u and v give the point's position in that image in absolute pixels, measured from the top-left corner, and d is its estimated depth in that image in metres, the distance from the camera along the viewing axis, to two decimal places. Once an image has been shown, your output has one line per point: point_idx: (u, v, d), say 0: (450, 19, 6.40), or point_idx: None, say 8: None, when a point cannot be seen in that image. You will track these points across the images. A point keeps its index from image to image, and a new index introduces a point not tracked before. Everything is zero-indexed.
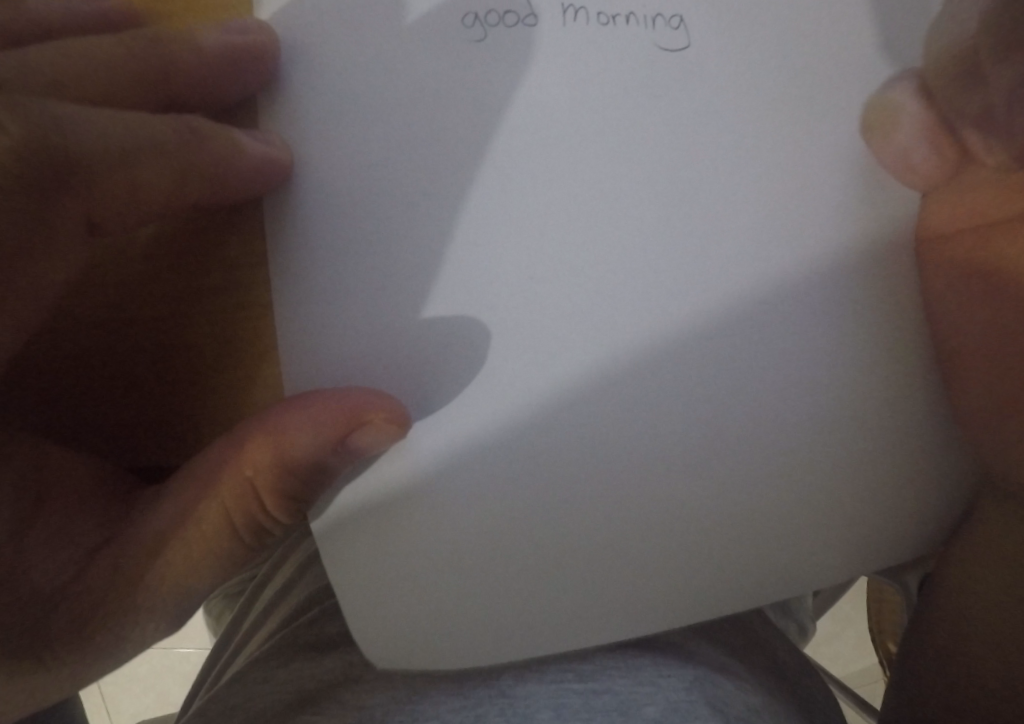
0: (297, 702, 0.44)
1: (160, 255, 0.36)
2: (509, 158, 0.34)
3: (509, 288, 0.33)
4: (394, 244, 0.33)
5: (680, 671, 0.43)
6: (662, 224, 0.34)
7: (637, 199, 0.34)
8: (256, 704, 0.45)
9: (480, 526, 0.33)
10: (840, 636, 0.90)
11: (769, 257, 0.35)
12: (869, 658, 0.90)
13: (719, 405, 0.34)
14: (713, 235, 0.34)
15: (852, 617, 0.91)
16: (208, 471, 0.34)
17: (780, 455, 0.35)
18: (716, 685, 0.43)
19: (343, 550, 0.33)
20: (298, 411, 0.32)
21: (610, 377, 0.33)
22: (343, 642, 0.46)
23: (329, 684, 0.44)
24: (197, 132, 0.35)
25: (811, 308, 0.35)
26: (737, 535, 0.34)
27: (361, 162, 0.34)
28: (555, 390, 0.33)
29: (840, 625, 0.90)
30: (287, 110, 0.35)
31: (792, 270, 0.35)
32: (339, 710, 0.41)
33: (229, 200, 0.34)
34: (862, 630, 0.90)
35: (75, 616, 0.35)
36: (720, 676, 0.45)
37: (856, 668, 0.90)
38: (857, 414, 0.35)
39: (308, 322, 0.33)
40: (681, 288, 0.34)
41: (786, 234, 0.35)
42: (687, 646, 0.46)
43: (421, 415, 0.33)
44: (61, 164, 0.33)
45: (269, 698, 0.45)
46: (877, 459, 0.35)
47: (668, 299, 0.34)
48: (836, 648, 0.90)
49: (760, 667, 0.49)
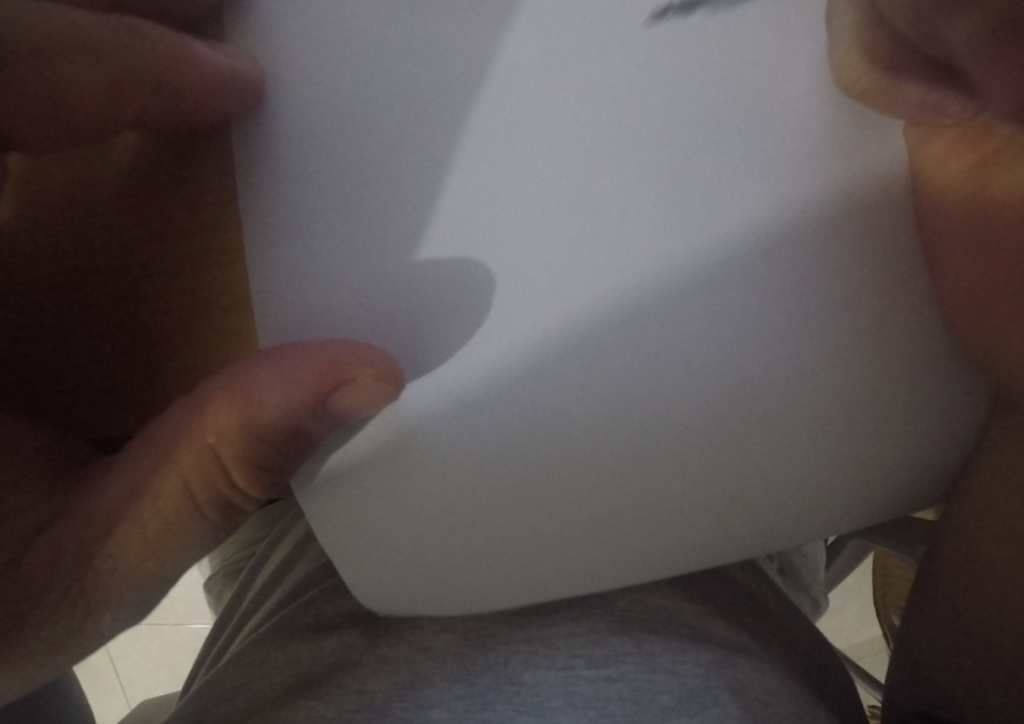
0: (297, 687, 0.38)
1: (125, 184, 0.32)
2: (514, 72, 0.28)
3: (519, 223, 0.28)
4: (379, 174, 0.28)
5: (697, 654, 0.36)
6: (718, 138, 0.27)
7: (682, 105, 0.27)
8: (254, 689, 0.40)
9: (484, 487, 0.28)
10: (845, 608, 0.81)
11: (852, 167, 0.27)
12: (871, 631, 0.80)
13: (791, 358, 0.28)
14: (786, 144, 0.27)
15: (857, 589, 0.81)
16: (167, 436, 0.29)
17: (846, 428, 0.28)
18: (738, 669, 0.36)
19: (330, 501, 0.29)
20: (270, 366, 0.28)
21: (645, 320, 0.27)
22: (343, 622, 0.40)
23: (332, 667, 0.38)
24: (142, 37, 0.30)
25: (903, 238, 0.27)
26: (788, 517, 0.29)
27: (343, 78, 0.29)
28: (569, 332, 0.27)
29: (842, 598, 0.81)
30: (259, 27, 0.30)
31: (873, 193, 0.27)
32: (336, 698, 0.36)
33: (186, 120, 0.30)
34: (866, 601, 0.81)
35: (17, 607, 0.31)
36: (740, 658, 0.37)
37: (858, 640, 0.80)
38: (956, 378, 0.28)
39: (284, 265, 0.29)
40: (732, 209, 0.27)
41: (869, 141, 0.27)
42: (705, 627, 0.38)
43: (414, 376, 0.28)
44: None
45: (269, 680, 0.40)
46: (964, 419, 0.29)
47: (716, 219, 0.27)
48: (838, 620, 0.81)
49: (787, 644, 0.41)
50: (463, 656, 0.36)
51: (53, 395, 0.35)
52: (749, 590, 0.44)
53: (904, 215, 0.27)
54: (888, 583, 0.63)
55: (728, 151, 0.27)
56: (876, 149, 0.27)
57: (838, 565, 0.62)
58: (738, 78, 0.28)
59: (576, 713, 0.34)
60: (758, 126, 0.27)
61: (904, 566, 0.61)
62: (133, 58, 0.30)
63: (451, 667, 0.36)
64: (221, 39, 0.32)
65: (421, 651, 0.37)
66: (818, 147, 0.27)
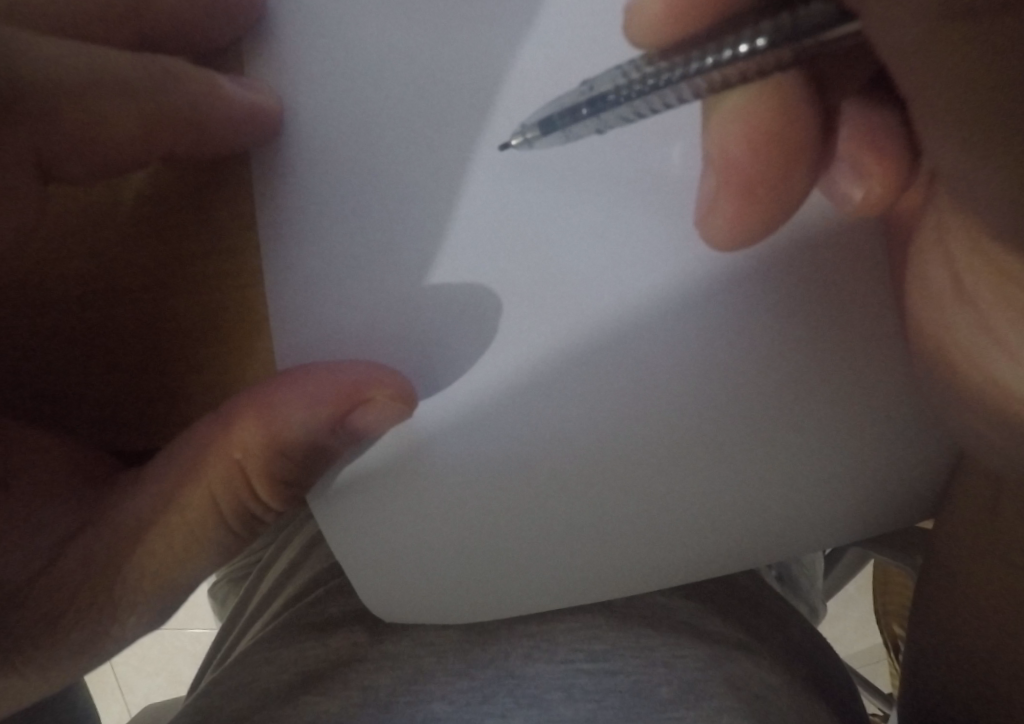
0: (303, 684, 0.39)
1: (145, 210, 0.34)
2: (519, 109, 0.30)
3: (527, 248, 0.30)
4: (390, 206, 0.30)
5: (692, 647, 0.38)
6: (717, 162, 0.28)
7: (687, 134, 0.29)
8: (259, 685, 0.40)
9: (488, 499, 0.30)
10: (845, 617, 0.81)
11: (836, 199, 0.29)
12: (870, 639, 0.82)
13: (779, 376, 0.29)
14: None
15: (857, 598, 0.81)
16: (195, 450, 0.31)
17: (827, 442, 0.30)
18: (734, 663, 0.38)
19: (345, 513, 0.31)
20: (293, 384, 0.29)
21: (640, 333, 0.29)
22: (347, 620, 0.41)
23: (337, 663, 0.39)
24: (174, 75, 0.32)
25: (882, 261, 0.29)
26: (774, 518, 0.31)
27: (357, 115, 0.31)
28: (573, 344, 0.29)
29: (841, 605, 0.82)
30: (277, 62, 0.32)
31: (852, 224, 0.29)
32: (341, 692, 0.37)
33: (209, 150, 0.32)
34: (864, 611, 0.81)
35: (49, 609, 0.33)
36: (736, 653, 0.38)
37: (858, 647, 0.82)
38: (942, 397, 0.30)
39: (303, 288, 0.30)
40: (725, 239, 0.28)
41: (832, 195, 0.29)
42: (701, 624, 0.40)
43: (426, 395, 0.30)
44: (19, 98, 0.31)
45: (275, 678, 0.40)
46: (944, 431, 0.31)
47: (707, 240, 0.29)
48: (837, 628, 0.82)
49: (784, 643, 0.42)
50: (467, 652, 0.38)
51: (66, 417, 0.36)
52: (752, 592, 0.45)
53: (881, 241, 0.29)
54: (887, 590, 0.64)
55: (721, 182, 0.28)
56: (846, 200, 0.28)
57: (834, 573, 0.63)
58: (721, 145, 0.28)
59: (576, 705, 0.36)
60: (764, 151, 0.28)
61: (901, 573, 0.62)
62: (162, 94, 0.32)
63: (456, 663, 0.37)
64: (241, 71, 0.33)
65: (425, 646, 0.38)
66: (798, 173, 0.28)
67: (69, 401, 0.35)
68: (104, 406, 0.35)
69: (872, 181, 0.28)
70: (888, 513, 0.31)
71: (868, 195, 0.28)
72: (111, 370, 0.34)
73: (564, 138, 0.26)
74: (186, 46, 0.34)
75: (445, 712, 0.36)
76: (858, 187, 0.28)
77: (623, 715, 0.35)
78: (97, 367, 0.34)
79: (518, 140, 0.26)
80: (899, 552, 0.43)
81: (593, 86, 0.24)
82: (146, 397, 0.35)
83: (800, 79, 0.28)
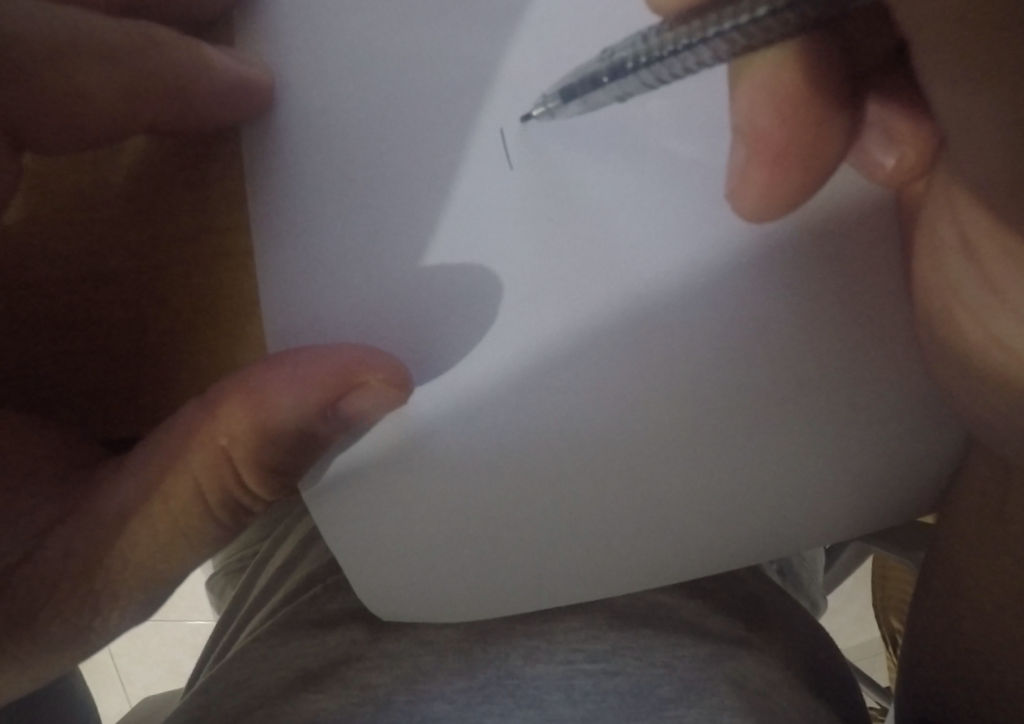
0: (300, 681, 0.38)
1: (132, 189, 0.33)
2: (522, 81, 0.28)
3: (528, 229, 0.28)
4: (385, 184, 0.29)
5: (694, 646, 0.37)
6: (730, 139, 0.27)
7: (717, 104, 0.28)
8: (258, 682, 0.39)
9: (487, 488, 0.29)
10: (844, 611, 0.80)
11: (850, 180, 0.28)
12: (871, 634, 0.80)
13: (791, 363, 0.28)
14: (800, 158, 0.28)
15: (857, 592, 0.80)
16: (182, 438, 0.30)
17: (840, 432, 0.29)
18: (738, 662, 0.36)
19: (341, 504, 0.30)
20: (281, 368, 0.28)
21: (651, 320, 0.28)
22: (346, 617, 0.40)
23: (335, 662, 0.38)
24: (162, 46, 0.31)
25: (896, 245, 0.28)
26: (783, 513, 0.29)
27: (349, 90, 0.29)
28: (575, 332, 0.28)
29: (841, 599, 0.80)
30: (267, 34, 0.31)
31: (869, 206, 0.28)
32: (339, 690, 0.36)
33: (196, 125, 0.31)
34: (864, 604, 0.80)
35: (31, 604, 0.31)
36: (740, 652, 0.37)
37: (859, 642, 0.81)
38: (948, 389, 0.29)
39: (296, 270, 0.29)
40: (736, 218, 0.27)
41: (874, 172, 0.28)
42: (702, 622, 0.38)
43: (423, 380, 0.29)
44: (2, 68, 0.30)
45: (272, 674, 0.39)
46: (954, 427, 0.29)
47: (724, 220, 0.27)
48: (837, 621, 0.81)
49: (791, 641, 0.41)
50: (466, 651, 0.36)
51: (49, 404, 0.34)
52: (756, 589, 0.43)
53: (896, 224, 0.28)
54: (887, 586, 0.62)
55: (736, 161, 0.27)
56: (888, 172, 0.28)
57: (836, 568, 0.62)
58: (746, 116, 0.27)
59: (576, 706, 0.35)
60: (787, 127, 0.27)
61: (901, 569, 0.61)
62: (148, 69, 0.31)
63: (454, 662, 0.36)
64: (230, 44, 0.32)
65: (425, 645, 0.37)
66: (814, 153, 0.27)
67: (53, 388, 0.34)
68: (87, 392, 0.34)
69: (904, 148, 0.28)
70: (898, 508, 0.30)
71: (901, 162, 0.28)
72: (98, 355, 0.33)
73: (585, 107, 0.26)
74: (173, 19, 0.33)
75: (444, 711, 0.35)
76: (891, 154, 0.28)
77: (625, 715, 0.34)
78: (84, 351, 0.33)
79: (539, 110, 0.27)
80: (901, 548, 0.42)
81: (615, 54, 0.23)
82: (133, 384, 0.33)
83: (813, 52, 0.27)
